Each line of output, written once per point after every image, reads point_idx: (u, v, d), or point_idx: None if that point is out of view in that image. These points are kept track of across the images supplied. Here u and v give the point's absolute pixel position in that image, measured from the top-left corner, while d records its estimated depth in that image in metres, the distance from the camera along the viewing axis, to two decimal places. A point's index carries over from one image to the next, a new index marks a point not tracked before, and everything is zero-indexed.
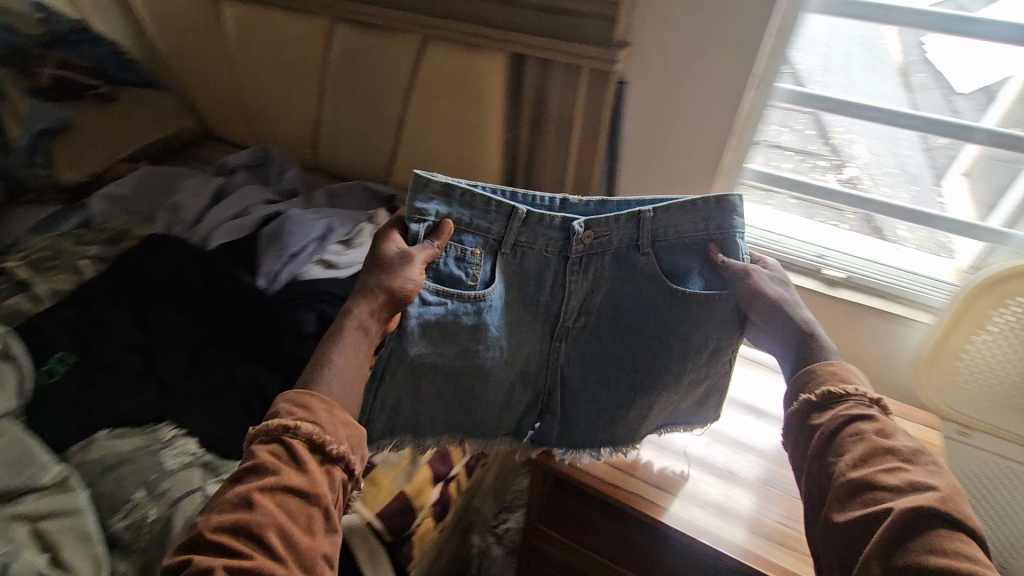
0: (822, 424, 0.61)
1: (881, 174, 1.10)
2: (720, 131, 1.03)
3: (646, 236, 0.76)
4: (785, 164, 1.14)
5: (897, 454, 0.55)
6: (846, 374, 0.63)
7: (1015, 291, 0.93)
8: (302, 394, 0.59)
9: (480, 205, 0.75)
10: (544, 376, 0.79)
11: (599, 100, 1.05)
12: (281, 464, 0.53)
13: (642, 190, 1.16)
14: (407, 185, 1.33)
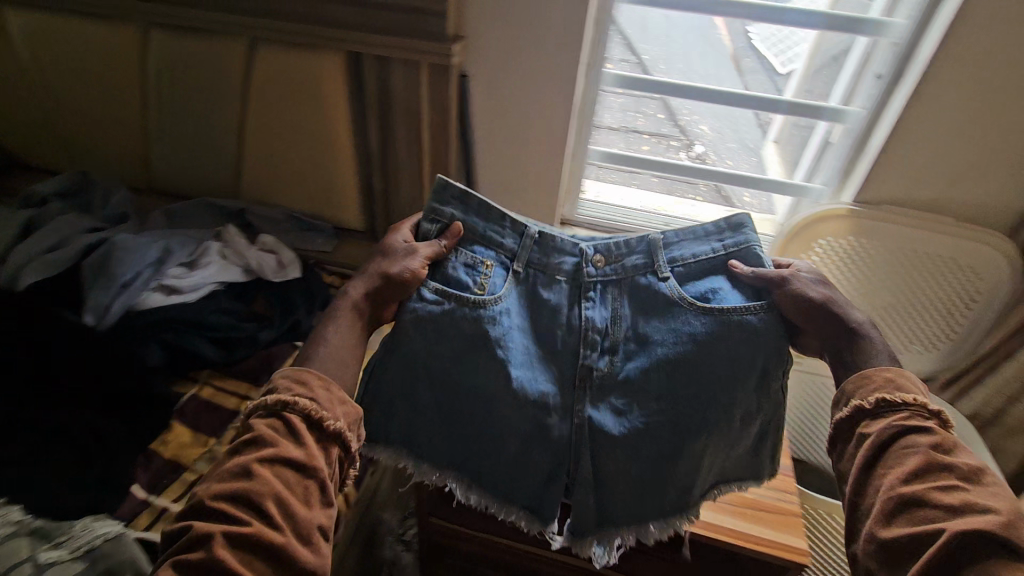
0: (871, 431, 0.58)
1: (726, 150, 1.23)
2: (559, 117, 1.10)
3: (661, 258, 0.72)
4: (643, 147, 1.25)
5: (956, 471, 0.52)
6: (908, 383, 0.59)
7: (821, 233, 1.06)
8: (298, 371, 0.60)
9: (495, 218, 0.74)
10: (562, 430, 0.68)
11: (443, 95, 1.07)
12: (279, 437, 0.54)
13: (500, 179, 1.20)
14: (261, 197, 1.26)
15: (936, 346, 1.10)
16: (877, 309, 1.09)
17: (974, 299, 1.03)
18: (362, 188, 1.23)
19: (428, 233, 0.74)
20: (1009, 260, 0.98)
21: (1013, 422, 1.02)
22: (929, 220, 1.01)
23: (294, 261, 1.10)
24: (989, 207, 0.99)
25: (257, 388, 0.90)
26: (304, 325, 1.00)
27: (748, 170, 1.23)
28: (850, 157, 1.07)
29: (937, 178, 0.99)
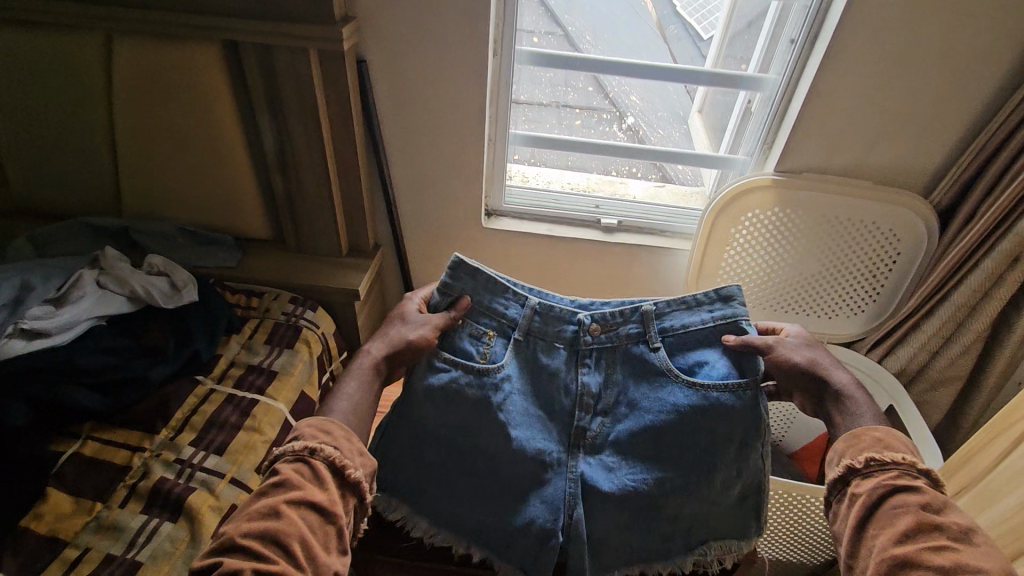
0: (863, 490, 0.65)
1: (658, 120, 1.19)
2: (475, 102, 1.02)
3: (654, 330, 0.81)
4: (575, 121, 1.18)
5: (944, 531, 0.60)
6: (893, 443, 0.67)
7: (748, 208, 1.05)
8: (324, 421, 0.68)
9: (499, 292, 0.81)
10: (557, 485, 0.80)
11: (344, 87, 0.97)
12: (303, 482, 0.62)
13: (418, 172, 1.12)
14: (146, 213, 1.11)
15: (863, 309, 1.11)
16: (805, 277, 1.10)
17: (893, 260, 1.05)
18: (264, 193, 1.10)
19: (435, 301, 0.83)
20: (924, 220, 1.01)
21: (934, 374, 1.08)
22: (850, 186, 1.01)
23: (190, 281, 0.98)
24: (906, 171, 1.00)
25: (151, 436, 0.79)
26: (205, 356, 0.89)
27: (679, 138, 1.20)
28: (772, 125, 1.03)
29: (857, 144, 0.98)
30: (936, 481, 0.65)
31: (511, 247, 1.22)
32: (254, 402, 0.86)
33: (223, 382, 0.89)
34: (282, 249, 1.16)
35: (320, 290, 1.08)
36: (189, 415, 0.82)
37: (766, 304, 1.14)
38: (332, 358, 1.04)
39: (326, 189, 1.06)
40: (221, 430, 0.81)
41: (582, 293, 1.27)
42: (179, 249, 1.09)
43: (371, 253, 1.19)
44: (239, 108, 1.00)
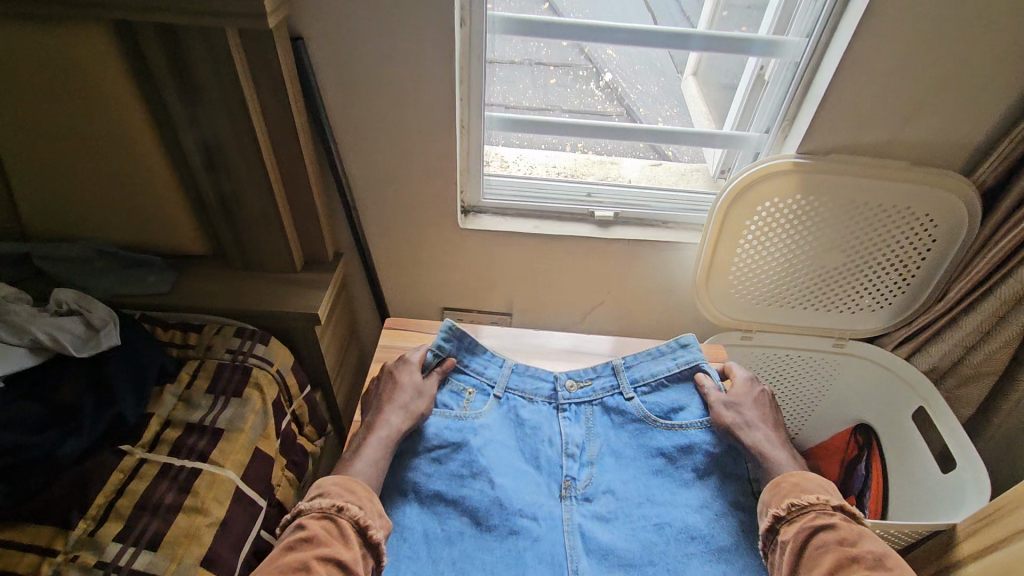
0: (788, 537, 0.62)
1: (634, 74, 1.01)
2: (439, 85, 0.84)
3: (626, 383, 0.81)
4: (550, 80, 1.00)
5: (862, 563, 0.57)
6: (808, 484, 0.66)
7: (768, 194, 0.89)
8: (348, 480, 0.65)
9: (478, 352, 0.82)
10: (552, 534, 0.70)
11: (277, 71, 0.78)
12: (331, 540, 0.58)
13: (379, 168, 0.95)
14: (50, 234, 0.92)
15: (888, 302, 0.99)
16: (826, 271, 0.97)
17: (928, 247, 0.92)
18: (193, 203, 0.91)
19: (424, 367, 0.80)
20: (965, 201, 0.87)
21: (968, 372, 0.97)
22: (881, 167, 0.87)
23: (109, 320, 0.80)
24: (948, 146, 0.86)
25: (65, 532, 0.64)
26: (132, 418, 0.73)
27: (658, 94, 1.02)
28: (795, 97, 0.88)
29: (894, 117, 0.83)
30: (855, 516, 0.63)
31: (494, 248, 1.06)
32: (195, 474, 0.71)
33: (156, 448, 0.73)
34: (224, 266, 0.98)
35: (273, 316, 0.91)
36: (113, 498, 0.68)
37: (782, 300, 1.01)
38: (291, 397, 0.89)
39: (268, 196, 0.89)
40: (154, 516, 0.67)
41: (576, 293, 1.13)
42: (99, 275, 0.91)
43: (332, 263, 1.03)
44: (148, 105, 0.80)
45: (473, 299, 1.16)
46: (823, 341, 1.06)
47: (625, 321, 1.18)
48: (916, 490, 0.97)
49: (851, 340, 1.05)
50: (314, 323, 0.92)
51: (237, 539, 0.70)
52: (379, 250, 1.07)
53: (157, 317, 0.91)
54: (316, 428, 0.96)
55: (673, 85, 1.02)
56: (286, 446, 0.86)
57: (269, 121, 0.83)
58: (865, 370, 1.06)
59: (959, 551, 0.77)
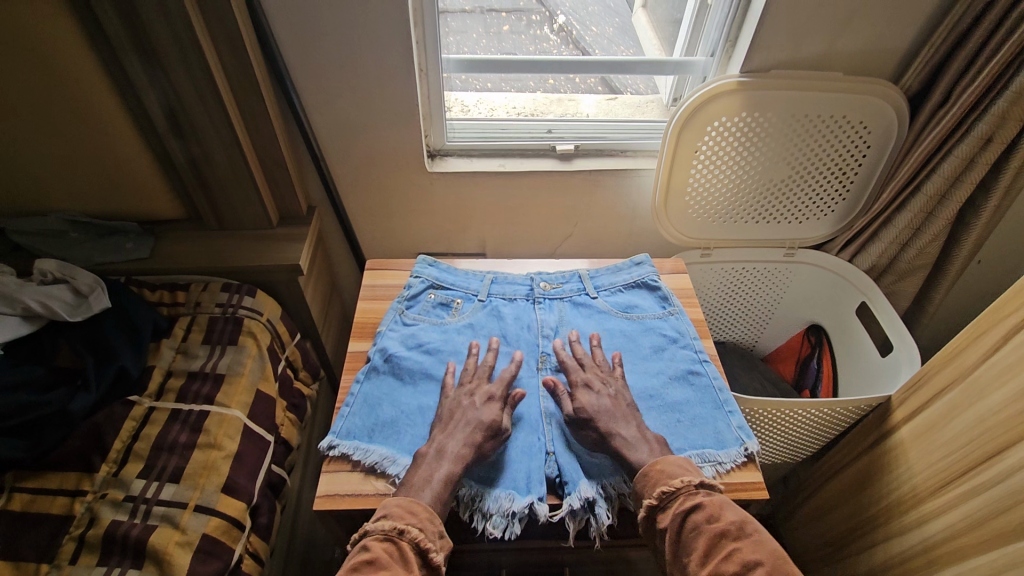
0: (667, 524, 0.59)
1: (589, 15, 1.08)
2: (394, 27, 0.85)
3: (591, 285, 0.89)
4: (503, 27, 1.06)
5: (727, 534, 0.56)
6: (671, 467, 0.62)
7: (718, 112, 0.94)
8: (409, 502, 0.59)
9: (461, 272, 0.90)
10: (529, 398, 0.75)
11: (232, 21, 0.78)
12: (393, 565, 0.54)
13: (343, 119, 0.97)
14: (17, 209, 0.92)
15: (832, 209, 1.08)
16: (772, 183, 1.04)
17: (864, 153, 0.99)
18: (160, 166, 0.92)
19: (415, 284, 0.87)
20: (894, 105, 0.93)
21: (903, 265, 1.08)
22: (817, 79, 0.92)
23: (96, 285, 0.83)
24: (879, 53, 0.91)
25: (89, 476, 0.69)
26: (136, 372, 0.77)
27: (613, 34, 1.09)
28: (736, 19, 0.92)
29: (830, 29, 0.88)
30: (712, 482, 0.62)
31: (463, 190, 1.10)
32: (203, 415, 0.76)
33: (163, 396, 0.78)
34: (200, 228, 1.00)
35: (255, 270, 0.95)
36: (130, 442, 0.72)
37: (735, 216, 1.09)
38: (284, 343, 0.94)
39: (238, 153, 0.90)
40: (171, 454, 0.72)
41: (544, 228, 1.19)
42: (75, 246, 0.92)
43: (307, 217, 1.06)
44: (108, 68, 0.79)
45: (448, 242, 1.21)
46: (775, 252, 1.15)
47: (593, 251, 1.25)
48: (862, 375, 1.09)
49: (801, 248, 1.14)
50: (297, 273, 0.96)
51: (252, 469, 0.76)
52: (351, 200, 1.10)
53: (142, 279, 0.93)
54: (309, 373, 1.01)
55: (626, 23, 1.10)
56: (284, 389, 0.91)
57: (230, 75, 0.84)
58: (816, 270, 1.15)
59: (895, 417, 0.88)
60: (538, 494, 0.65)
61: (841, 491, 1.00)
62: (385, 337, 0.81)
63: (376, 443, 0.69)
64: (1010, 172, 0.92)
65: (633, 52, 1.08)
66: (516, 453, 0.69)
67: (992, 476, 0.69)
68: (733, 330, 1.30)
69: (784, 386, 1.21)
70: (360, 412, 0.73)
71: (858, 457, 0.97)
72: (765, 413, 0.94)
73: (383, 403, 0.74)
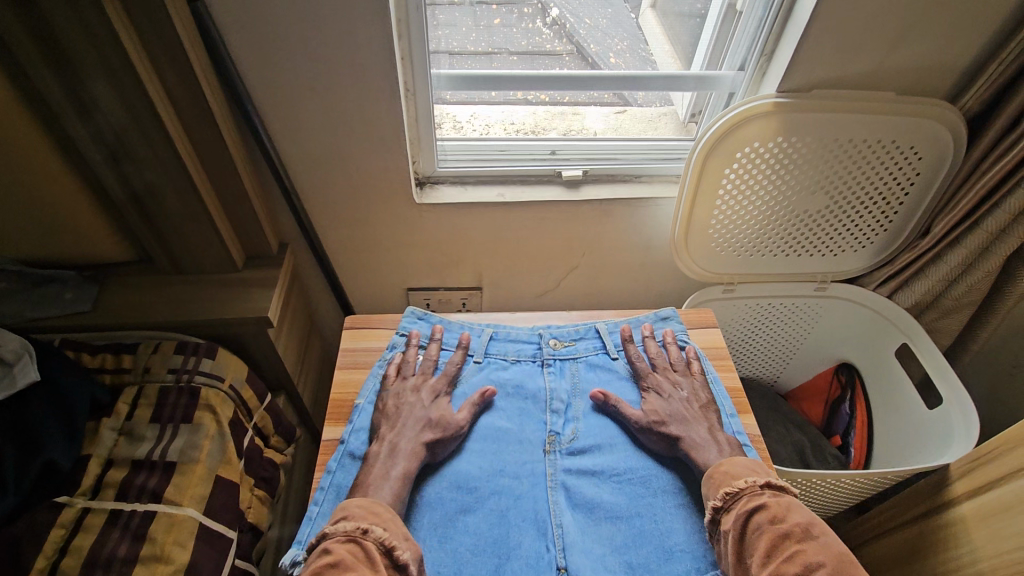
0: (728, 526, 0.55)
1: (582, 6, 0.88)
2: (374, 42, 0.72)
3: (611, 343, 0.78)
4: (494, 20, 0.88)
5: (793, 537, 0.51)
6: (737, 469, 0.59)
7: (750, 138, 0.82)
8: (369, 504, 0.55)
9: (456, 329, 0.78)
10: (535, 491, 0.64)
11: (174, 36, 0.64)
12: (357, 564, 0.48)
13: (315, 147, 0.84)
14: None
15: (870, 241, 0.96)
16: (805, 213, 0.92)
17: (911, 181, 0.88)
18: (98, 207, 0.78)
19: (400, 344, 0.76)
20: (950, 129, 0.82)
21: (950, 303, 0.97)
22: (864, 99, 0.80)
23: (23, 352, 0.68)
24: (934, 70, 0.79)
25: None
26: (67, 463, 0.65)
27: (607, 26, 0.91)
28: (771, 31, 0.80)
29: (881, 44, 0.76)
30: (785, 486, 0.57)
31: (457, 221, 0.97)
32: (149, 517, 0.63)
33: (101, 493, 0.65)
34: (153, 273, 0.87)
35: (217, 325, 0.82)
36: (57, 558, 0.60)
37: (761, 248, 0.97)
38: (251, 411, 0.81)
39: (191, 190, 0.77)
40: (108, 572, 0.59)
41: (548, 260, 1.07)
42: (5, 299, 0.78)
43: (278, 255, 0.93)
44: (22, 95, 0.65)
45: (441, 277, 1.08)
46: (804, 286, 1.03)
47: (603, 284, 1.13)
48: (903, 424, 0.97)
49: (833, 282, 1.03)
50: (266, 326, 0.83)
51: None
52: (329, 234, 0.97)
53: (85, 339, 0.80)
54: (284, 437, 0.89)
55: (621, 14, 0.90)
56: (253, 465, 0.79)
57: (176, 99, 0.71)
58: (846, 304, 1.04)
59: (954, 489, 0.77)
60: None
61: (885, 560, 0.89)
62: (363, 413, 0.69)
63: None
64: None
65: (627, 49, 0.93)
66: (522, 567, 0.57)
67: None
68: (753, 366, 1.18)
69: (812, 430, 1.11)
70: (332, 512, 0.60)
71: (906, 525, 0.86)
72: (804, 481, 0.82)
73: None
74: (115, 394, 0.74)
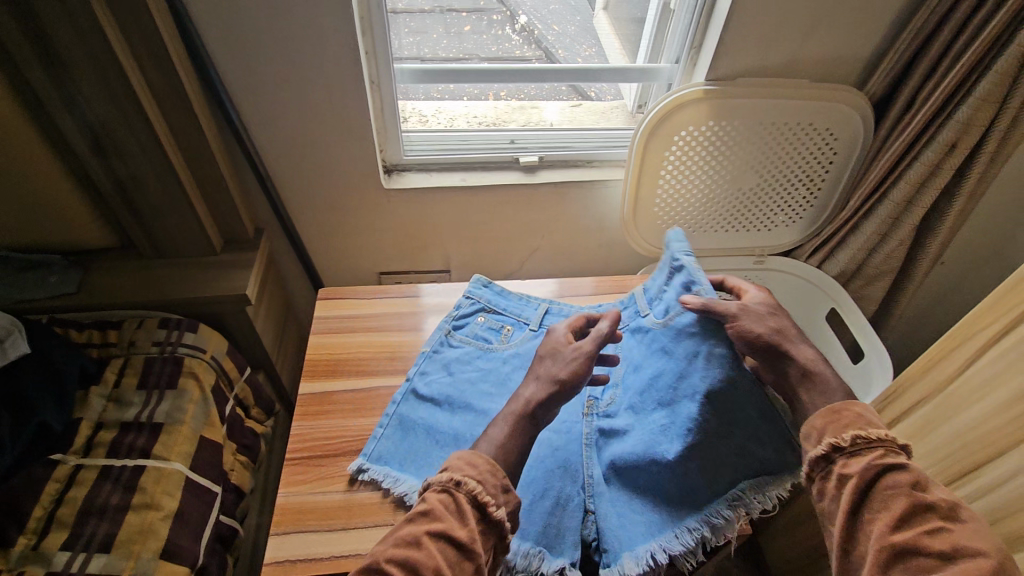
0: (852, 472, 0.53)
1: (550, 14, 0.99)
2: (340, 40, 0.79)
3: (642, 302, 0.76)
4: (465, 27, 0.98)
5: (935, 511, 0.50)
6: (874, 417, 0.55)
7: (685, 122, 0.91)
8: (472, 453, 0.55)
9: (515, 299, 0.85)
10: (570, 446, 0.70)
11: (156, 34, 0.71)
12: (449, 516, 0.50)
13: (287, 139, 0.90)
14: None
15: (799, 217, 1.06)
16: (742, 193, 1.02)
17: (831, 160, 0.98)
18: (82, 194, 0.83)
19: (465, 306, 0.85)
20: (859, 111, 0.92)
21: (871, 271, 1.07)
22: (783, 86, 0.90)
23: (13, 328, 0.73)
24: (841, 60, 0.90)
25: (4, 552, 0.61)
26: (60, 427, 0.70)
27: (575, 33, 1.02)
28: (698, 26, 0.89)
29: (793, 37, 0.86)
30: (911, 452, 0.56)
31: (424, 206, 1.04)
32: (138, 471, 0.69)
33: (92, 452, 0.71)
34: (134, 257, 0.92)
35: (198, 303, 0.87)
36: (53, 508, 0.65)
37: (705, 225, 1.06)
38: (232, 381, 0.87)
39: (171, 177, 0.83)
40: (102, 519, 0.65)
41: (511, 242, 1.15)
42: None
43: (254, 240, 0.99)
44: (12, 87, 0.70)
45: (410, 260, 1.15)
46: (745, 259, 1.13)
47: (563, 263, 1.21)
48: None
49: (770, 255, 1.13)
50: (244, 303, 0.89)
51: (196, 528, 0.69)
52: (303, 221, 1.04)
53: (69, 317, 0.84)
54: (263, 409, 0.95)
55: (589, 22, 1.01)
56: (234, 430, 0.85)
57: (156, 92, 0.77)
58: (785, 275, 1.14)
59: None
60: (570, 558, 0.62)
61: None
62: (427, 361, 0.79)
63: (402, 472, 0.67)
64: (973, 177, 0.91)
65: (596, 55, 1.02)
66: (551, 506, 0.64)
67: (969, 493, 0.68)
68: None
69: None
70: (394, 435, 0.71)
71: None
72: None
73: (417, 429, 0.71)
74: (101, 367, 0.79)
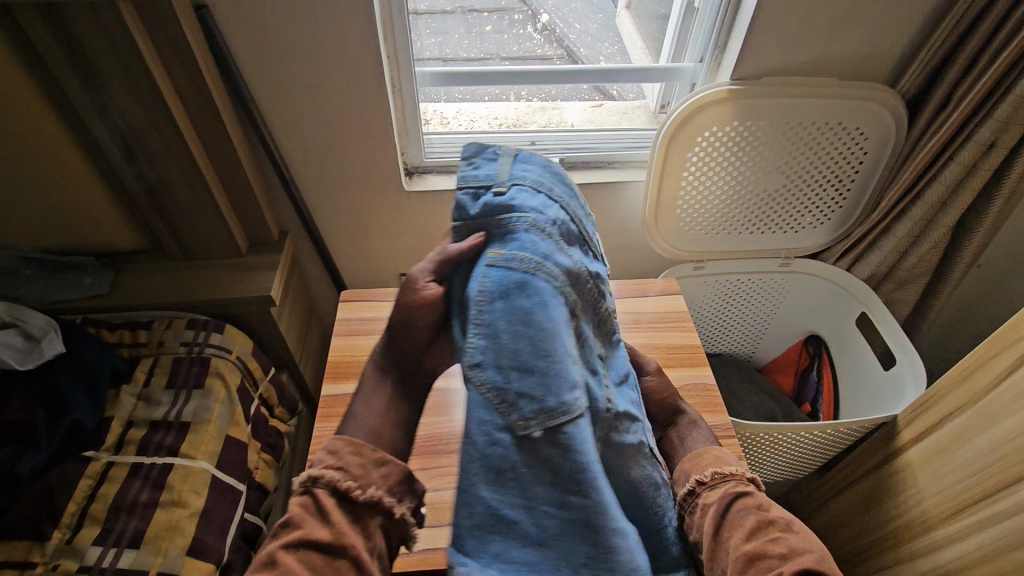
0: (712, 500, 0.59)
1: (571, 13, 1.01)
2: (362, 46, 0.80)
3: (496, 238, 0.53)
4: (485, 27, 0.98)
5: (775, 525, 0.56)
6: (729, 458, 0.64)
7: (711, 122, 0.90)
8: (335, 441, 0.54)
9: None
10: None
11: (183, 41, 0.72)
12: (308, 518, 0.48)
13: (309, 143, 0.92)
14: None
15: (828, 218, 1.03)
16: (768, 194, 0.99)
17: (861, 160, 0.95)
18: (113, 198, 0.85)
19: None
20: (891, 109, 0.89)
21: (903, 274, 1.04)
22: (811, 85, 0.87)
23: (49, 328, 0.76)
24: (872, 57, 0.87)
25: (40, 545, 0.64)
26: (91, 424, 0.72)
27: (597, 31, 1.03)
28: (723, 25, 0.88)
29: (823, 34, 0.84)
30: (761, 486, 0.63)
31: (445, 208, 1.04)
32: (165, 470, 0.71)
33: (122, 449, 0.73)
34: (162, 259, 0.94)
35: (224, 304, 0.89)
36: (85, 504, 0.67)
37: (729, 227, 1.04)
38: (256, 381, 0.89)
39: (197, 181, 0.85)
40: (131, 516, 0.67)
41: None
42: (28, 283, 0.84)
43: (278, 242, 1.00)
44: (49, 97, 0.72)
45: None
46: (770, 261, 1.11)
47: None
48: (862, 385, 1.05)
49: (797, 258, 1.11)
50: (269, 305, 0.91)
51: (220, 526, 0.71)
52: (326, 223, 1.05)
53: (101, 317, 0.86)
54: (287, 408, 0.96)
55: (610, 21, 1.03)
56: (258, 430, 0.86)
57: (184, 98, 0.78)
58: (815, 279, 1.11)
59: (901, 438, 0.84)
60: None
61: (846, 512, 0.96)
62: None
63: None
64: (1013, 177, 0.88)
65: (616, 53, 1.03)
66: None
67: (1003, 509, 0.65)
68: (728, 341, 1.26)
69: (783, 399, 1.17)
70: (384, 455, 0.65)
71: (863, 477, 0.93)
72: (766, 436, 0.88)
73: None
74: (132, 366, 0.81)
